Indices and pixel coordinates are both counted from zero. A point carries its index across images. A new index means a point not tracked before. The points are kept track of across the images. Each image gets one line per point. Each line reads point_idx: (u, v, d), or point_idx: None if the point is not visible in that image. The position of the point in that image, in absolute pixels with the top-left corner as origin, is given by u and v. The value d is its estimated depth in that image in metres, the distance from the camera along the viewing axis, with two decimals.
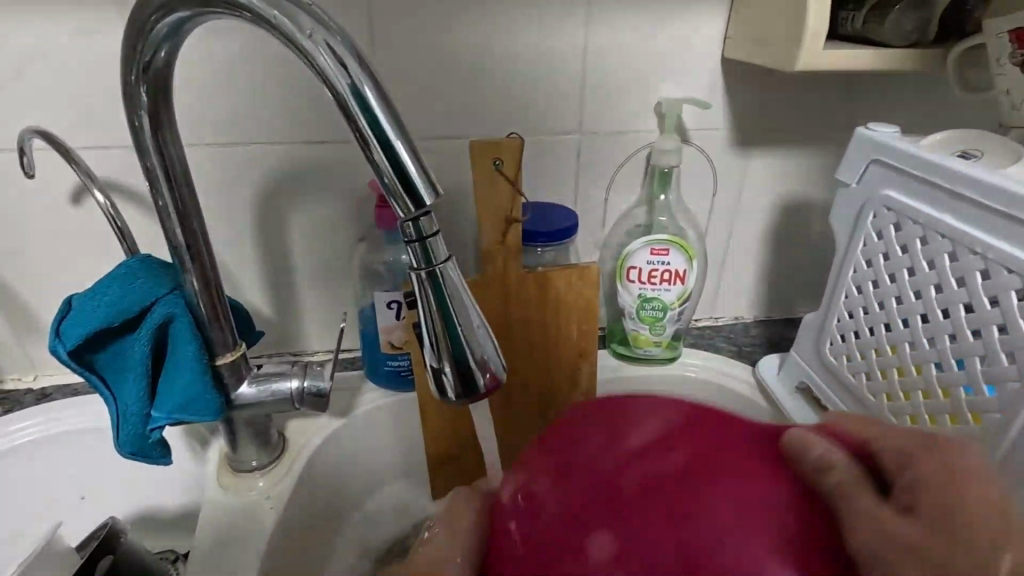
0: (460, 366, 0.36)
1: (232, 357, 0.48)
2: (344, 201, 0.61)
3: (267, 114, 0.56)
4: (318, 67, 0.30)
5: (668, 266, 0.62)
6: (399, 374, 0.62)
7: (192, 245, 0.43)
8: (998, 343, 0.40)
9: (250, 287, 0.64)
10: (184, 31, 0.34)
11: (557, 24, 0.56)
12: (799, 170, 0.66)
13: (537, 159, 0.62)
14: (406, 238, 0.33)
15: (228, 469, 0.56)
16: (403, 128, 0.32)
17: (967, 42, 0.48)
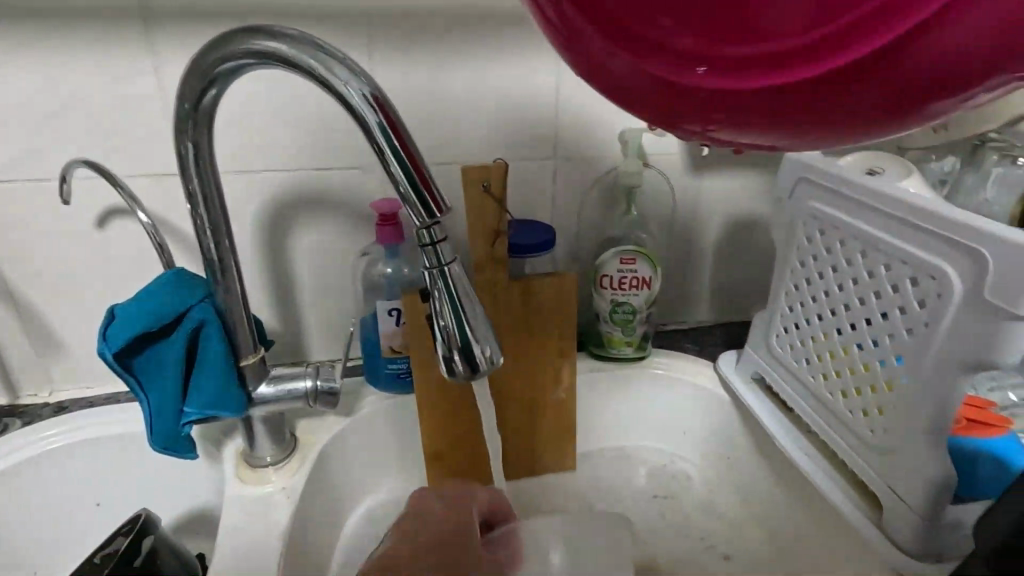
0: (463, 351, 0.43)
1: (254, 358, 0.54)
2: (346, 222, 0.68)
3: (280, 145, 0.63)
4: (350, 106, 0.38)
5: (636, 274, 0.70)
6: (398, 376, 0.68)
7: (224, 260, 0.49)
8: (899, 323, 0.49)
9: (260, 302, 0.70)
10: (233, 78, 0.41)
11: (534, 65, 0.66)
12: (746, 188, 0.76)
13: (517, 181, 0.71)
14: (420, 243, 0.41)
15: (243, 465, 0.61)
16: (418, 154, 0.39)
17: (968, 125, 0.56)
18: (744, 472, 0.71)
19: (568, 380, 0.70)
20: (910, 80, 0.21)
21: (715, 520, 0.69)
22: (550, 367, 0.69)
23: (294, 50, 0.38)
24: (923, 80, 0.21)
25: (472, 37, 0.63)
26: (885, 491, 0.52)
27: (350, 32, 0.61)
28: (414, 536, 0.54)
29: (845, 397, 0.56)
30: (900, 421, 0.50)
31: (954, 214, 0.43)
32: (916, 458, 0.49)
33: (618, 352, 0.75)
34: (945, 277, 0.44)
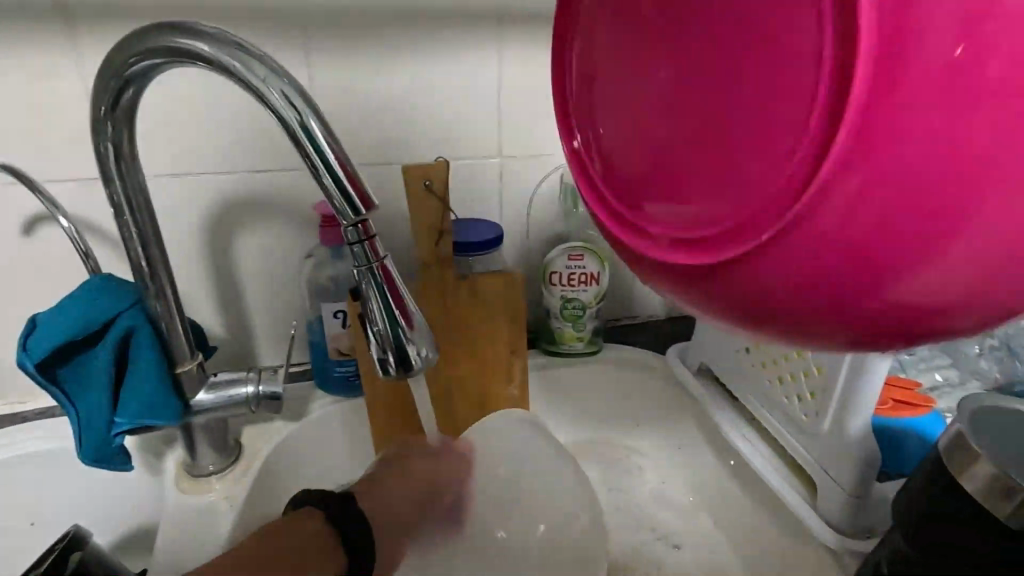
0: (396, 349, 0.43)
1: (191, 366, 0.53)
2: (290, 224, 0.67)
3: (216, 145, 0.62)
4: (271, 105, 0.37)
5: (584, 269, 0.71)
6: (347, 379, 0.67)
7: (153, 263, 0.48)
8: None
9: (202, 308, 0.68)
10: (151, 76, 0.40)
11: (476, 64, 0.66)
12: None
13: (463, 180, 0.71)
14: (348, 240, 0.41)
15: (186, 475, 0.60)
16: (343, 154, 0.39)
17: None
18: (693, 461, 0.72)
19: (519, 377, 0.70)
20: (941, 299, 0.19)
21: (667, 509, 0.69)
22: (501, 365, 0.69)
23: (210, 47, 0.37)
24: (952, 302, 0.19)
25: (412, 36, 0.63)
26: (822, 474, 0.54)
27: (285, 29, 0.60)
28: (388, 475, 0.55)
29: (782, 384, 0.58)
30: (830, 405, 0.51)
31: None
32: (846, 441, 0.50)
33: (570, 347, 0.76)
34: None
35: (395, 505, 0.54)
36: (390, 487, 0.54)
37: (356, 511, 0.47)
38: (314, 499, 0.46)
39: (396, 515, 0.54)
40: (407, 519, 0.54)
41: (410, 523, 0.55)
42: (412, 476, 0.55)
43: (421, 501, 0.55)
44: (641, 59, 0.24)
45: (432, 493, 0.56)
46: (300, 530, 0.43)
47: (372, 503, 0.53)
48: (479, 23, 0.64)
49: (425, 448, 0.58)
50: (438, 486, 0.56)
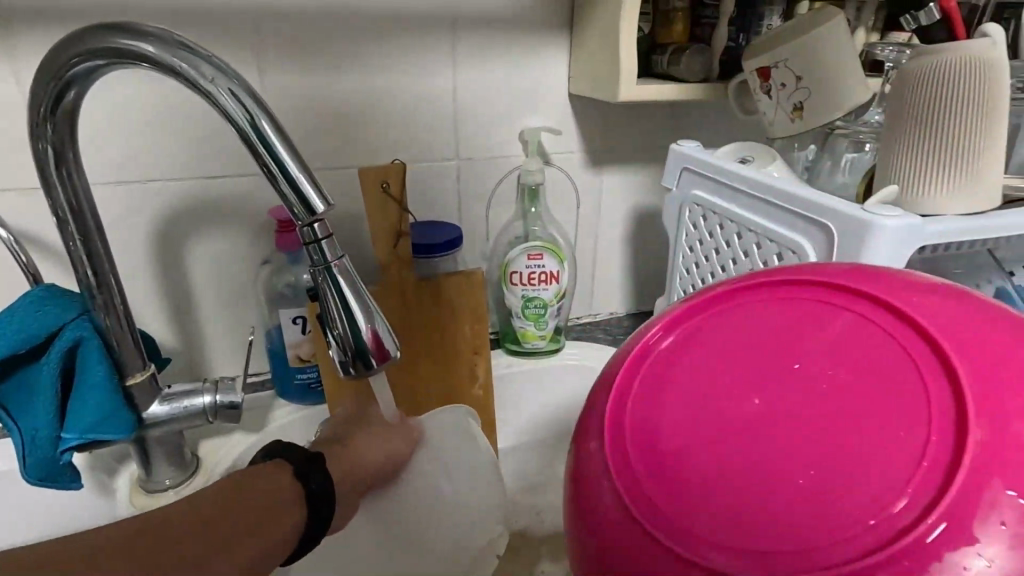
0: (357, 350, 0.43)
1: (143, 377, 0.51)
2: (244, 230, 0.65)
3: (166, 150, 0.60)
4: (220, 106, 0.37)
5: (543, 268, 0.72)
6: (308, 387, 0.66)
7: (99, 270, 0.47)
8: None
9: (154, 319, 0.66)
10: (93, 78, 0.39)
11: (430, 66, 0.66)
12: (644, 182, 0.80)
13: (422, 183, 0.71)
14: (304, 240, 0.40)
15: (140, 491, 0.58)
16: (298, 154, 0.39)
17: (886, 76, 0.59)
18: None
19: (483, 378, 0.70)
20: None
21: None
22: (465, 367, 0.69)
23: (156, 49, 0.37)
24: None
25: (364, 39, 0.63)
26: None
27: (235, 33, 0.59)
28: (348, 436, 0.54)
29: None
30: None
31: (810, 195, 0.48)
32: None
33: (532, 346, 0.76)
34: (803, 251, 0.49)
35: (360, 460, 0.53)
36: (356, 446, 0.53)
37: (324, 468, 0.47)
38: (291, 448, 0.48)
39: (363, 469, 0.53)
40: (375, 473, 0.54)
41: (370, 481, 0.54)
42: (372, 438, 0.55)
43: (382, 458, 0.55)
44: (741, 385, 0.28)
45: (389, 455, 0.55)
46: (275, 479, 0.45)
47: (340, 458, 0.52)
48: (431, 27, 0.65)
49: (380, 414, 0.57)
50: (395, 453, 0.56)
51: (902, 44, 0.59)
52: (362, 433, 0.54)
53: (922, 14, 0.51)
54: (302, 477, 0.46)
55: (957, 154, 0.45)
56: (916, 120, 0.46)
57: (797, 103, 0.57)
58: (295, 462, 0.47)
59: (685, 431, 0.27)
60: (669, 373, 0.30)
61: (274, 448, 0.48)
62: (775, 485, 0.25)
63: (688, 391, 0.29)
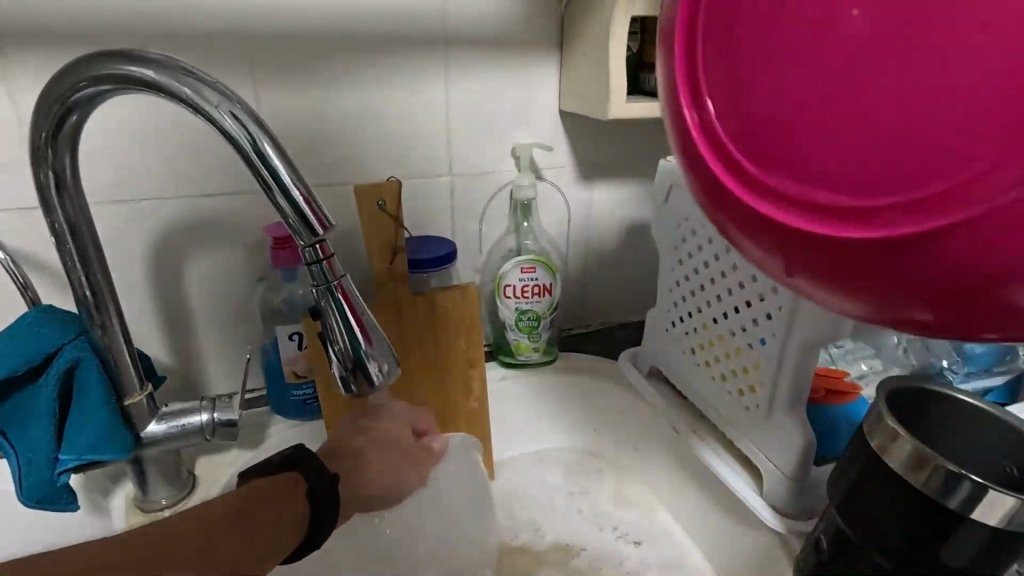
0: (359, 367, 0.43)
1: (141, 397, 0.51)
2: (239, 247, 0.66)
3: (161, 169, 0.61)
4: (222, 129, 0.38)
5: (536, 281, 0.74)
6: (304, 403, 0.66)
7: (97, 291, 0.47)
8: (757, 310, 0.55)
9: (149, 338, 0.66)
10: (95, 103, 0.40)
11: (423, 84, 0.68)
12: (634, 195, 0.82)
13: (416, 199, 0.72)
14: (307, 260, 0.41)
15: (137, 511, 0.58)
16: (299, 175, 0.40)
17: None
18: (650, 462, 0.74)
19: (478, 390, 0.71)
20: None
21: (627, 510, 0.71)
22: (461, 379, 0.70)
23: (159, 75, 0.37)
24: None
25: (358, 58, 0.64)
26: (766, 464, 0.57)
27: (229, 53, 0.60)
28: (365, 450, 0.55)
29: (724, 380, 0.62)
30: (771, 398, 0.55)
31: None
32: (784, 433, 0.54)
33: (525, 358, 0.78)
34: None
35: (370, 482, 0.55)
36: (369, 469, 0.55)
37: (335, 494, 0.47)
38: (308, 462, 0.47)
39: (372, 488, 0.56)
40: (379, 495, 0.57)
41: (375, 501, 0.57)
42: (383, 464, 0.56)
43: (390, 482, 0.57)
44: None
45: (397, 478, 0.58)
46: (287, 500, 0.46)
47: (355, 483, 0.54)
48: (424, 46, 0.66)
49: (394, 438, 0.57)
50: (400, 481, 0.58)
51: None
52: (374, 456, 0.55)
53: None
54: (312, 497, 0.46)
55: None
56: None
57: None
58: (310, 478, 0.46)
59: (796, 91, 0.21)
60: (735, 61, 0.22)
61: (291, 455, 0.48)
62: (913, 111, 0.18)
63: (761, 36, 0.21)
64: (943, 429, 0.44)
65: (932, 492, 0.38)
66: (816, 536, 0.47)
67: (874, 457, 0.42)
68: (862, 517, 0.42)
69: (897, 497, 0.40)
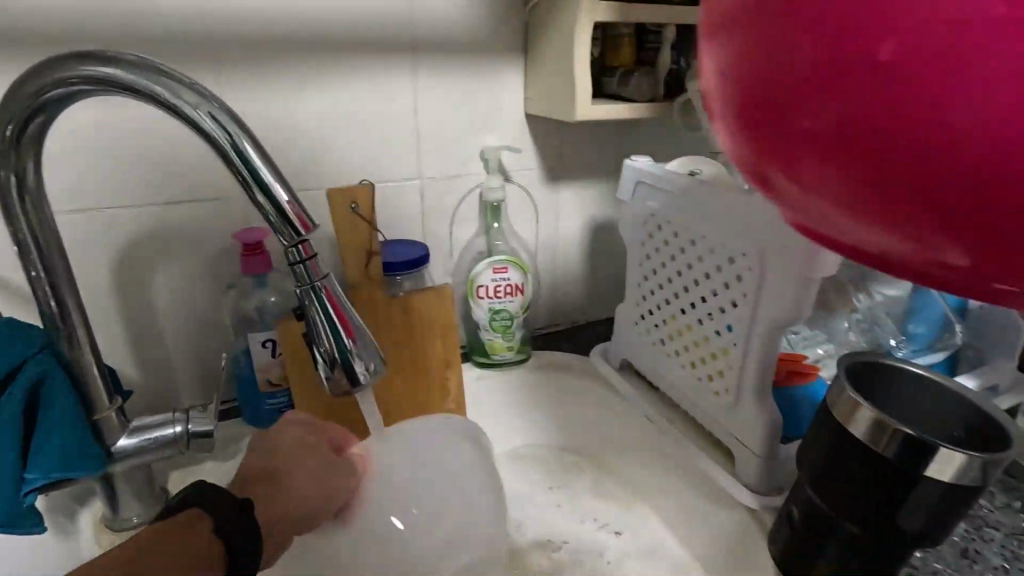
0: (345, 366, 0.44)
1: (111, 411, 0.49)
2: (207, 255, 0.64)
3: (124, 176, 0.59)
4: (202, 130, 0.37)
5: (508, 281, 0.75)
6: (280, 411, 0.65)
7: (63, 301, 0.45)
8: (725, 298, 0.57)
9: (113, 352, 0.63)
10: (63, 104, 0.39)
11: (391, 88, 0.68)
12: (599, 196, 0.84)
13: (387, 202, 0.72)
14: (291, 261, 0.41)
15: (106, 531, 0.55)
16: (281, 176, 0.40)
17: None
18: (625, 453, 0.76)
19: (456, 391, 0.71)
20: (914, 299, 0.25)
21: (605, 500, 0.73)
22: (438, 380, 0.70)
23: (136, 76, 0.37)
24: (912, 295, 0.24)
25: (325, 63, 0.64)
26: (739, 446, 0.60)
27: (193, 58, 0.59)
28: (286, 473, 0.48)
29: (695, 367, 0.64)
30: (738, 382, 0.58)
31: (754, 202, 0.52)
32: (752, 414, 0.57)
33: (501, 357, 0.79)
34: (753, 254, 0.53)
35: (295, 506, 0.46)
36: (294, 490, 0.47)
37: (255, 526, 0.40)
38: (213, 498, 0.41)
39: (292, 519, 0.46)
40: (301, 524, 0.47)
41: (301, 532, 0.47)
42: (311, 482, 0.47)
43: (315, 507, 0.47)
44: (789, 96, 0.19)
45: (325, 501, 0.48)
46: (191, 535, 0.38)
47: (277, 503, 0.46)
48: (392, 50, 0.67)
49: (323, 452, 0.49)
50: (331, 498, 0.48)
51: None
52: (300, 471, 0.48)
53: None
54: (225, 536, 0.39)
55: None
56: None
57: None
58: (218, 515, 0.40)
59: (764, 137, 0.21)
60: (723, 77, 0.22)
61: (191, 493, 0.41)
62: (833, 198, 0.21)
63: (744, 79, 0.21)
64: (906, 400, 0.47)
65: (892, 454, 0.41)
66: (788, 508, 0.50)
67: (836, 426, 0.45)
68: (833, 488, 0.45)
69: (858, 460, 0.43)
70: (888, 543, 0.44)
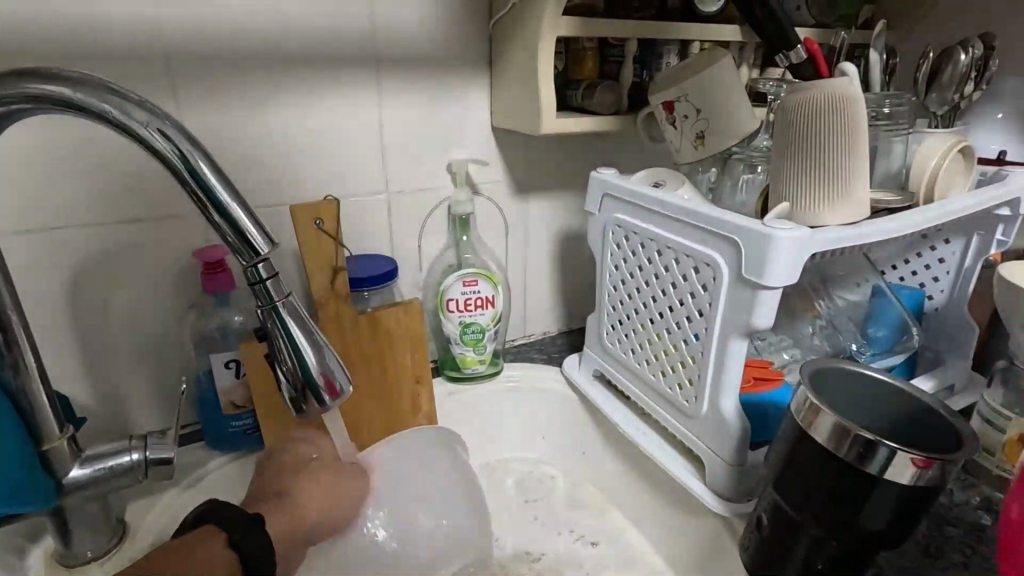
0: (310, 387, 0.43)
1: (62, 441, 0.48)
2: (165, 275, 0.62)
3: (76, 196, 0.57)
4: (154, 150, 0.36)
5: (479, 294, 0.74)
6: (245, 433, 0.64)
7: (7, 328, 0.43)
8: (692, 307, 0.58)
9: (66, 378, 0.61)
10: (6, 122, 0.37)
11: (354, 104, 0.68)
12: (568, 207, 0.85)
13: (354, 217, 0.72)
14: (250, 282, 0.40)
15: (60, 567, 0.53)
16: (238, 194, 0.39)
17: (769, 106, 0.67)
18: (598, 464, 0.76)
19: (427, 406, 0.71)
20: None
21: (580, 512, 0.73)
22: (409, 395, 0.69)
23: (80, 93, 0.35)
24: None
25: (287, 79, 0.64)
26: (709, 455, 0.60)
27: (148, 75, 0.58)
28: (295, 487, 0.48)
29: (663, 377, 0.65)
30: (705, 390, 0.59)
31: (717, 213, 0.54)
32: (720, 421, 0.58)
33: (472, 371, 0.78)
34: (716, 264, 0.54)
35: (305, 519, 0.47)
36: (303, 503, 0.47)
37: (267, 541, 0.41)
38: (225, 514, 0.41)
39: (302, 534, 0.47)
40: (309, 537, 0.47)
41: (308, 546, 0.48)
42: (321, 493, 0.49)
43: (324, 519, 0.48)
44: None
45: (333, 512, 0.49)
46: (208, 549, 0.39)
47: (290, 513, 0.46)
48: (355, 66, 0.66)
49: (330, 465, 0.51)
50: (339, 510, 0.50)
51: (779, 80, 0.69)
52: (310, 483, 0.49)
53: (792, 53, 0.61)
54: (236, 548, 0.39)
55: (834, 176, 0.52)
56: (797, 147, 0.54)
57: (698, 132, 0.64)
58: (229, 531, 0.40)
59: None
60: None
61: (205, 512, 0.42)
62: None
63: None
64: (870, 406, 0.49)
65: (852, 458, 0.42)
66: (756, 515, 0.51)
67: (801, 431, 0.45)
68: (794, 493, 0.46)
69: (824, 465, 0.44)
70: (850, 548, 0.45)
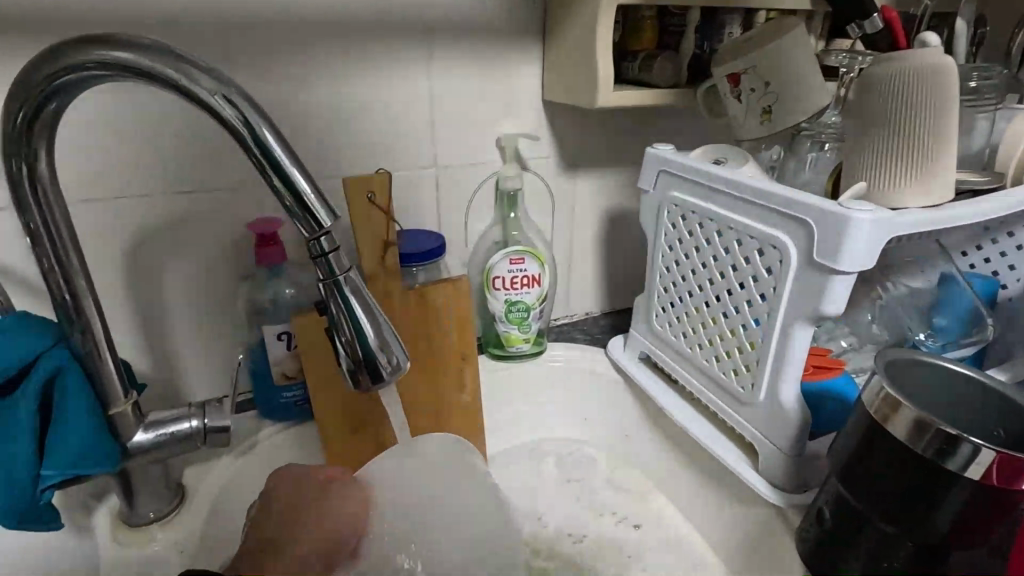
0: (369, 362, 0.42)
1: (127, 406, 0.49)
2: (220, 246, 0.63)
3: (136, 165, 0.57)
4: (222, 119, 0.36)
5: (525, 272, 0.73)
6: (295, 404, 0.64)
7: (77, 296, 0.44)
8: (753, 290, 0.56)
9: (127, 344, 0.63)
10: (78, 90, 0.38)
11: (406, 74, 0.66)
12: (617, 185, 0.83)
13: (402, 191, 0.71)
14: (313, 255, 0.40)
15: (124, 525, 0.55)
16: (302, 165, 0.38)
17: (841, 79, 0.63)
18: (642, 448, 0.75)
19: (472, 383, 0.70)
20: None
21: (621, 496, 0.73)
22: (455, 372, 0.69)
23: (149, 60, 0.35)
24: None
25: (339, 49, 0.63)
26: (764, 444, 0.58)
27: (205, 44, 0.57)
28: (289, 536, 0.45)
29: (717, 362, 0.63)
30: (763, 377, 0.57)
31: (787, 192, 0.51)
32: (778, 410, 0.56)
33: (516, 350, 0.77)
34: (784, 246, 0.52)
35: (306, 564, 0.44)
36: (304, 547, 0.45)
37: None
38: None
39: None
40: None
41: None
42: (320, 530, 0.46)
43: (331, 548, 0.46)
44: None
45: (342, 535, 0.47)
46: None
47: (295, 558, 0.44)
48: (408, 35, 0.65)
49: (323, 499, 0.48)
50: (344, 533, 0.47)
51: (852, 52, 0.64)
52: (301, 522, 0.46)
53: (867, 22, 0.57)
54: None
55: (918, 155, 0.49)
56: (878, 123, 0.50)
57: (764, 106, 0.60)
58: None
59: None
60: None
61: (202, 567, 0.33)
62: None
63: None
64: (940, 402, 0.46)
65: (931, 454, 0.40)
66: (818, 506, 0.49)
67: (874, 424, 0.43)
68: (865, 485, 0.44)
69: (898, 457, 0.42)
70: (924, 546, 0.43)
